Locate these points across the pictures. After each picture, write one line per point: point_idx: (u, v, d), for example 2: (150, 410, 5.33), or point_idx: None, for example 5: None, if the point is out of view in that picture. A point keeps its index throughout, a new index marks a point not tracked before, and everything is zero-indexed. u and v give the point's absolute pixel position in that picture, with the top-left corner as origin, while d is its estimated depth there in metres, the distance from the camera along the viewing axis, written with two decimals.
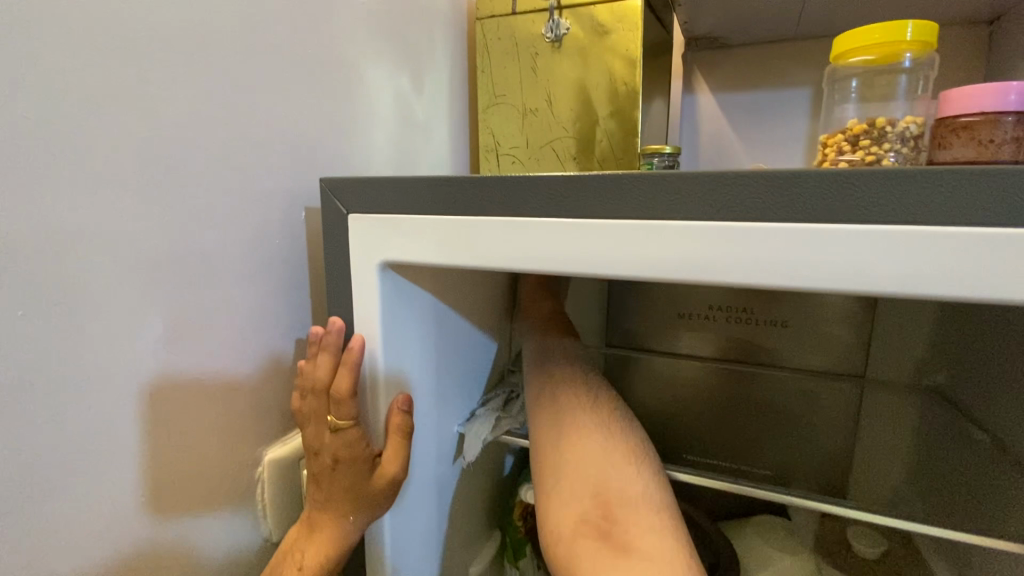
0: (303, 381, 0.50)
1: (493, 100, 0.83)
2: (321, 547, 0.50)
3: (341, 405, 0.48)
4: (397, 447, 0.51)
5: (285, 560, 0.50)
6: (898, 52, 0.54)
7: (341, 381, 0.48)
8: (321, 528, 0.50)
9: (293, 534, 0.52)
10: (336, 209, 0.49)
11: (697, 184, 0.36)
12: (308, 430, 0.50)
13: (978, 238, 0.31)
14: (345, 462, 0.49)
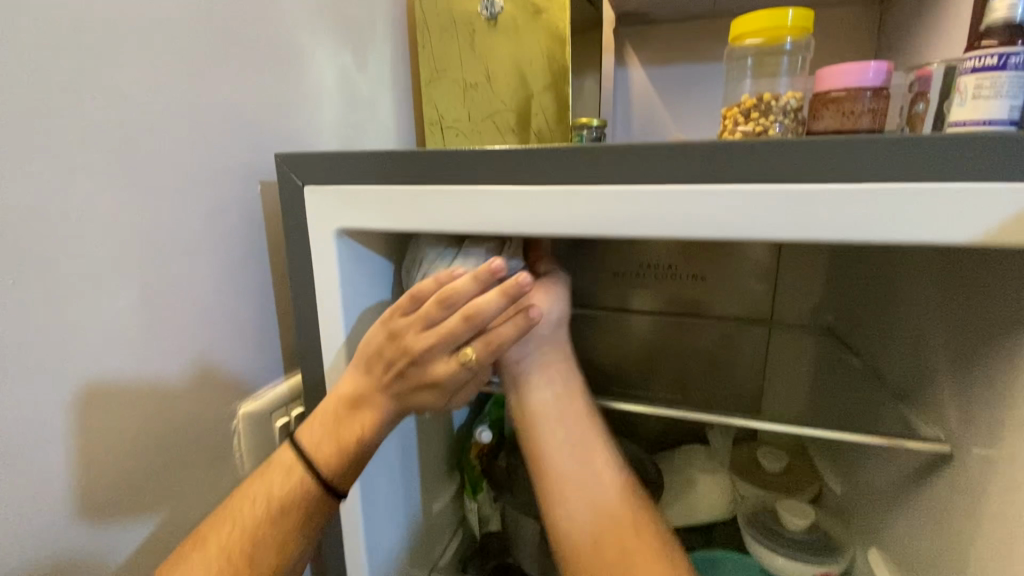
0: (459, 297, 0.47)
1: (435, 75, 0.87)
2: (377, 436, 0.51)
3: (490, 345, 0.49)
4: (469, 389, 0.55)
5: (342, 427, 0.51)
6: (782, 35, 0.63)
7: (504, 328, 0.48)
8: (384, 419, 0.51)
9: (342, 402, 0.51)
10: (292, 182, 0.54)
11: (604, 153, 0.44)
12: (423, 339, 0.48)
13: (811, 191, 0.40)
14: (439, 388, 0.50)
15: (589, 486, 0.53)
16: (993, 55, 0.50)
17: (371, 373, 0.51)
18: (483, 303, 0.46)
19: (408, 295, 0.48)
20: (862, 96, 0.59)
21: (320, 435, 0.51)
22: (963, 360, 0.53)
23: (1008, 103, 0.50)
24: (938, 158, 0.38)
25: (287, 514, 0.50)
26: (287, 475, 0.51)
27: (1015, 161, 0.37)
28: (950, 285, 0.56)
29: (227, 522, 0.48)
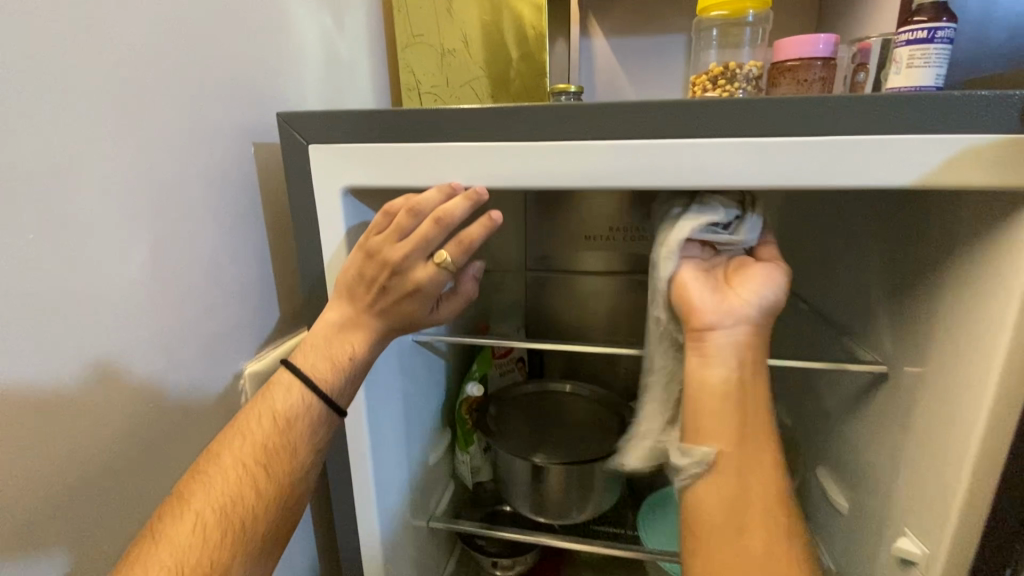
0: (425, 205, 0.49)
1: (411, 39, 0.87)
2: (368, 347, 0.53)
3: (462, 247, 0.51)
4: (454, 298, 0.58)
5: (334, 344, 0.52)
6: (745, 9, 0.69)
7: (474, 228, 0.50)
8: (374, 333, 0.53)
9: (332, 324, 0.53)
10: (294, 141, 0.55)
11: (604, 112, 0.49)
12: (397, 249, 0.50)
13: (785, 144, 0.47)
14: (423, 296, 0.52)
15: (742, 482, 0.48)
16: (922, 29, 0.58)
17: (356, 291, 0.52)
18: (449, 207, 0.48)
19: (380, 212, 0.50)
20: (814, 65, 0.67)
21: (314, 354, 0.51)
22: (902, 293, 0.62)
23: (935, 71, 0.59)
24: (885, 114, 0.45)
25: (295, 425, 0.49)
26: (288, 392, 0.50)
27: (946, 116, 0.44)
28: (887, 230, 0.64)
29: (240, 435, 0.47)
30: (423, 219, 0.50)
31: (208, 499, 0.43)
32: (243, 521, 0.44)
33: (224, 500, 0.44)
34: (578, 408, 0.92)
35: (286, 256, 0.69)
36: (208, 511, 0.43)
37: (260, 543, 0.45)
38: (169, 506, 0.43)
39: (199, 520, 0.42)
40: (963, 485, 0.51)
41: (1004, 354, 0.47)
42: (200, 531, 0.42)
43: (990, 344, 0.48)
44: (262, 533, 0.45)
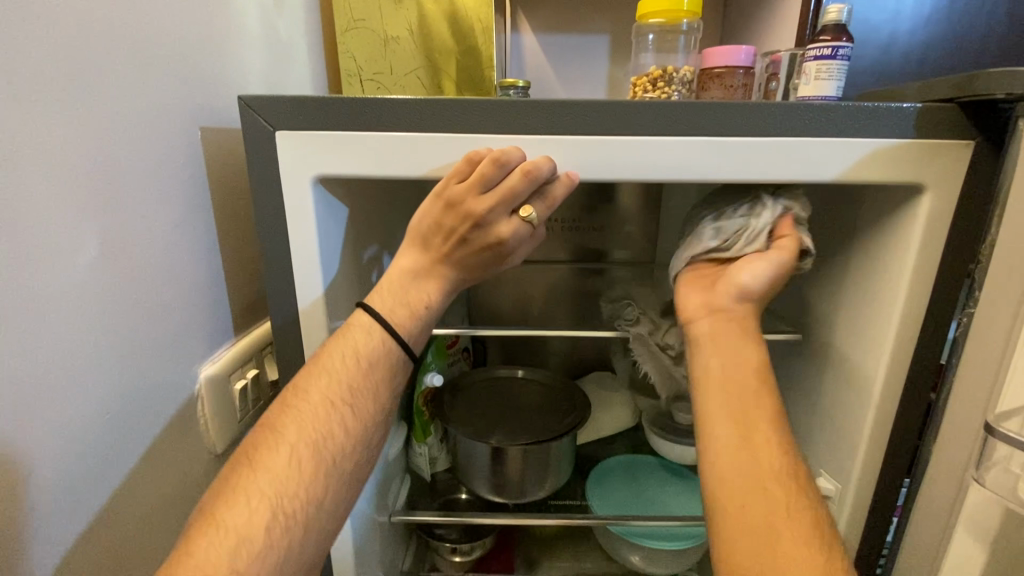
0: (512, 158, 0.50)
1: (352, 23, 0.84)
2: (441, 296, 0.55)
3: (545, 201, 0.54)
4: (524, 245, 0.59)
5: (410, 292, 0.54)
6: (679, 18, 0.76)
7: (558, 186, 0.53)
8: (449, 282, 0.55)
9: (408, 271, 0.55)
10: (258, 126, 0.51)
11: (582, 109, 0.52)
12: (483, 202, 0.51)
13: (736, 143, 0.53)
14: (504, 249, 0.54)
15: (753, 458, 0.46)
16: (827, 47, 0.68)
17: (435, 239, 0.54)
18: (538, 162, 0.50)
19: (464, 160, 0.51)
20: (737, 72, 0.75)
21: (391, 299, 0.54)
22: (814, 273, 0.73)
23: (836, 84, 0.69)
24: (814, 120, 0.53)
25: (376, 367, 0.51)
26: (368, 335, 0.52)
27: (859, 123, 0.53)
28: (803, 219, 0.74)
29: (326, 376, 0.49)
30: (508, 173, 0.51)
31: (301, 433, 0.46)
32: (334, 455, 0.47)
33: (316, 436, 0.47)
34: (529, 390, 0.95)
35: (235, 250, 0.64)
36: (302, 444, 0.46)
37: (350, 478, 0.48)
38: (264, 437, 0.46)
39: (294, 453, 0.45)
40: (868, 427, 0.63)
41: (898, 318, 0.59)
42: (295, 462, 0.45)
43: (887, 311, 0.60)
44: (350, 468, 0.48)
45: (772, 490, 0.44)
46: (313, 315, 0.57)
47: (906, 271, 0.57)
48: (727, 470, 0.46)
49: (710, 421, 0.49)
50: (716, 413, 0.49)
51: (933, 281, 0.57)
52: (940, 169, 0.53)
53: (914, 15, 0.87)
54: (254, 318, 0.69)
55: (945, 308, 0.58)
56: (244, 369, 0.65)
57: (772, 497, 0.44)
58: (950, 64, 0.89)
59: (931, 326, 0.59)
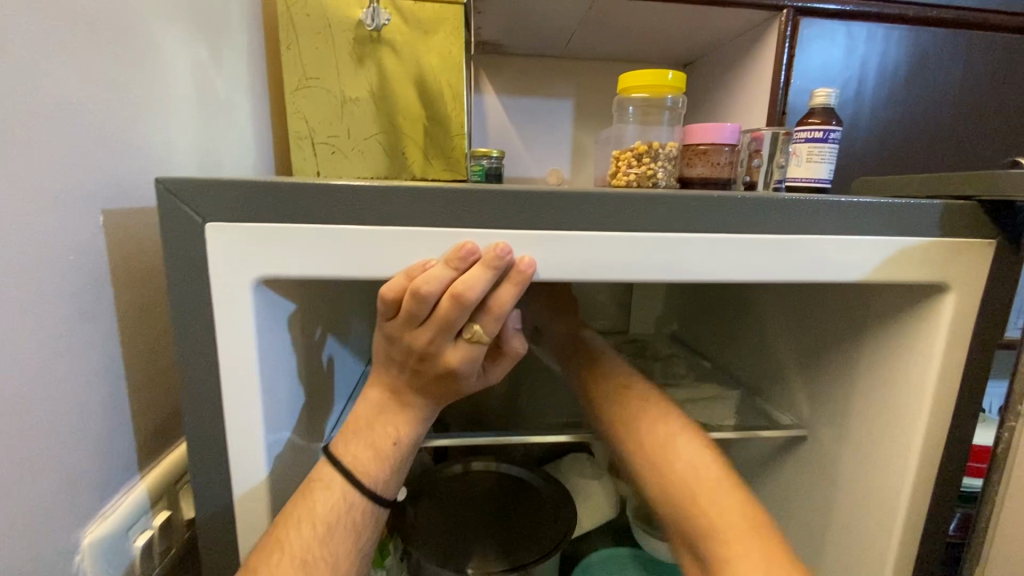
0: (433, 286, 0.39)
1: (303, 81, 0.75)
2: (411, 429, 0.46)
3: (493, 316, 0.42)
4: (503, 360, 0.48)
5: (376, 430, 0.45)
6: (663, 93, 0.72)
7: (503, 292, 0.41)
8: (419, 414, 0.46)
9: (373, 404, 0.45)
10: (182, 217, 0.40)
11: (595, 200, 0.44)
12: (419, 334, 0.42)
13: (759, 240, 0.47)
14: (462, 375, 0.44)
15: (725, 480, 0.51)
16: (817, 130, 0.66)
17: (389, 370, 0.45)
18: (466, 281, 0.39)
19: (381, 298, 0.41)
20: (723, 150, 0.70)
21: (355, 443, 0.44)
22: (819, 366, 0.67)
23: (827, 167, 0.66)
24: (839, 216, 0.48)
25: (335, 531, 0.42)
26: (328, 490, 0.43)
27: (884, 221, 0.48)
28: (802, 305, 0.69)
29: (278, 548, 0.40)
30: (437, 299, 0.40)
31: None
32: None
33: None
34: (500, 489, 0.85)
35: (140, 361, 0.50)
36: None
37: None
38: None
39: None
40: (895, 546, 0.56)
41: (925, 426, 0.53)
42: None
43: (910, 416, 0.54)
44: None
45: (715, 483, 0.50)
46: (247, 452, 0.44)
47: (931, 375, 0.53)
48: (673, 474, 0.52)
49: (680, 448, 0.54)
50: (684, 439, 0.54)
51: (958, 386, 0.53)
52: (963, 269, 0.50)
53: (876, 100, 0.89)
54: (164, 442, 0.54)
55: (970, 414, 0.53)
56: (151, 513, 0.50)
57: (755, 502, 0.50)
58: (911, 143, 0.91)
59: (956, 433, 0.54)
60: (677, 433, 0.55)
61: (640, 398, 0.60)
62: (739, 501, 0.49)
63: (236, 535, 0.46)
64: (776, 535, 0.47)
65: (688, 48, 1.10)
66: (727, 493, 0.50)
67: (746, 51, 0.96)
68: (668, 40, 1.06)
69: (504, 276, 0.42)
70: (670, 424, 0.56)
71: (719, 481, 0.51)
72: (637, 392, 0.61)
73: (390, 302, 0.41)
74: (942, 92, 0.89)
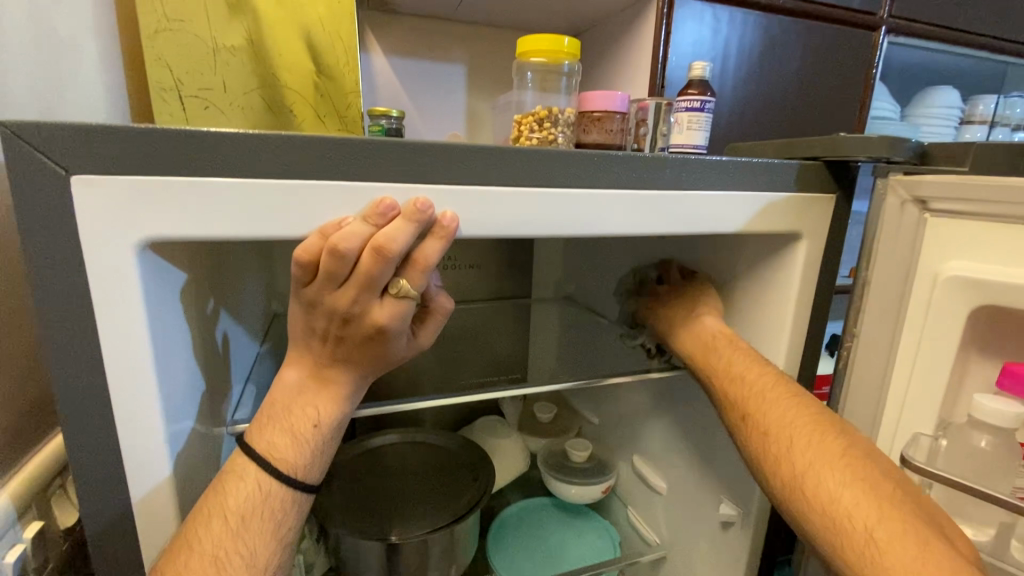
0: (351, 241, 0.38)
1: (165, 22, 0.65)
2: (335, 407, 0.43)
3: (418, 270, 0.41)
4: (429, 320, 0.47)
5: (294, 413, 0.42)
6: (560, 59, 0.74)
7: (427, 246, 0.41)
8: (344, 389, 0.44)
9: (291, 386, 0.43)
10: (40, 169, 0.33)
11: (513, 156, 0.45)
12: (342, 296, 0.40)
13: (658, 195, 0.52)
14: (389, 337, 0.42)
15: (881, 529, 0.42)
16: (696, 100, 0.73)
17: (310, 343, 0.43)
18: (388, 233, 0.38)
19: (295, 262, 0.38)
20: (615, 117, 0.74)
21: (270, 429, 0.41)
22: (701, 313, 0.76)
23: (703, 134, 0.74)
24: (721, 174, 0.54)
25: (252, 524, 0.39)
26: (239, 480, 0.40)
27: (755, 178, 0.56)
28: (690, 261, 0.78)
29: (185, 548, 0.37)
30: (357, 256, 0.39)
31: None
32: None
33: None
34: (413, 459, 0.84)
35: None
36: None
37: None
38: None
39: None
40: None
41: (784, 353, 0.64)
42: None
43: (774, 346, 0.64)
44: None
45: (875, 522, 0.43)
46: (143, 441, 0.39)
47: (789, 309, 0.62)
48: (827, 506, 0.46)
49: (826, 492, 0.46)
50: (828, 476, 0.47)
51: (809, 318, 0.63)
52: (813, 219, 0.59)
53: (736, 77, 1.00)
54: (15, 447, 0.46)
55: (818, 341, 0.65)
56: (20, 524, 0.43)
57: (935, 557, 0.40)
58: (764, 117, 1.04)
59: (807, 356, 0.65)
60: (841, 462, 0.48)
61: (779, 421, 0.53)
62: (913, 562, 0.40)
63: (132, 534, 0.40)
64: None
65: (576, 20, 1.14)
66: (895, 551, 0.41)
67: (629, 25, 1.02)
68: (558, 10, 1.09)
69: (428, 231, 0.41)
70: (817, 461, 0.48)
71: (880, 536, 0.42)
72: (770, 408, 0.54)
73: (306, 265, 0.39)
74: (786, 73, 1.04)
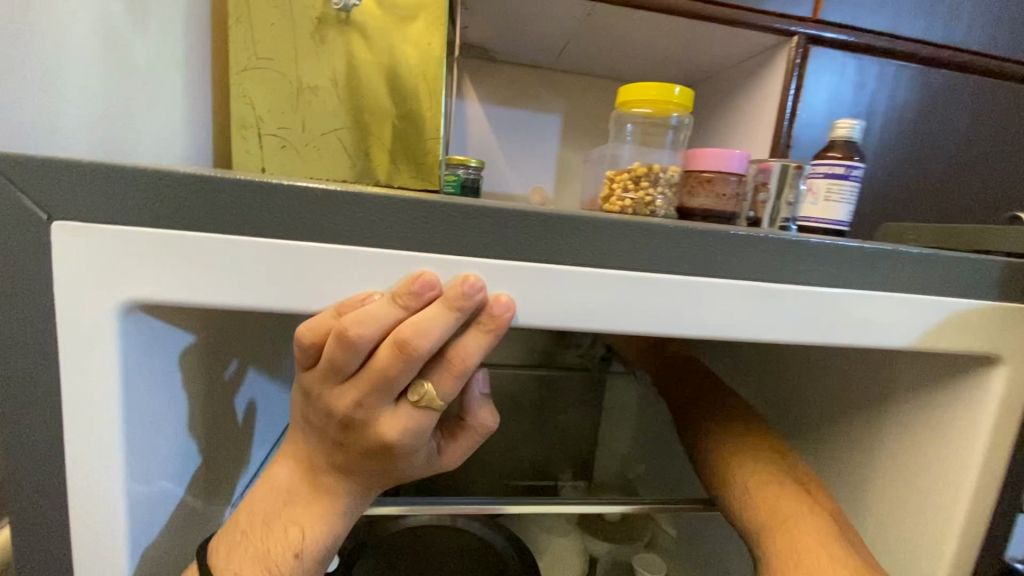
0: (367, 329, 0.29)
1: (255, 61, 0.64)
2: (324, 529, 0.34)
3: (451, 373, 0.31)
4: (461, 435, 0.38)
5: (275, 531, 0.33)
6: (667, 110, 0.64)
7: (467, 342, 0.31)
8: (339, 505, 0.35)
9: (279, 490, 0.34)
10: (19, 212, 0.28)
11: (601, 228, 0.34)
12: (345, 395, 0.31)
13: (794, 292, 0.38)
14: (401, 452, 0.33)
15: None
16: (839, 165, 0.58)
17: (307, 440, 0.34)
18: (417, 324, 0.29)
19: (295, 340, 0.30)
20: (729, 179, 0.61)
21: (241, 551, 0.33)
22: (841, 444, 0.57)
23: (846, 209, 0.58)
24: (884, 269, 0.39)
25: None
26: None
27: (934, 278, 0.40)
28: (823, 374, 0.60)
29: None
30: (373, 347, 0.30)
31: None
32: None
33: None
34: None
35: None
36: None
37: None
38: None
39: None
40: None
41: (961, 522, 0.45)
42: None
43: (946, 509, 0.45)
44: None
45: None
46: (100, 541, 0.32)
47: (974, 462, 0.44)
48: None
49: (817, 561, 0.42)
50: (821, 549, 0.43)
51: (1004, 477, 0.44)
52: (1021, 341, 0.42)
53: (884, 140, 0.83)
54: None
55: (1016, 509, 0.45)
56: None
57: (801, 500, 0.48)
58: (919, 189, 0.85)
59: (998, 530, 0.45)
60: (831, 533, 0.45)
61: (773, 480, 0.50)
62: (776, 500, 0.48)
63: None
64: (807, 523, 0.45)
65: (688, 71, 1.04)
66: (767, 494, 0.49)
67: (750, 77, 0.90)
68: (668, 61, 0.99)
69: (472, 321, 0.32)
70: (726, 428, 0.57)
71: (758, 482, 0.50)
72: (768, 467, 0.51)
73: (307, 348, 0.30)
74: (952, 138, 0.84)
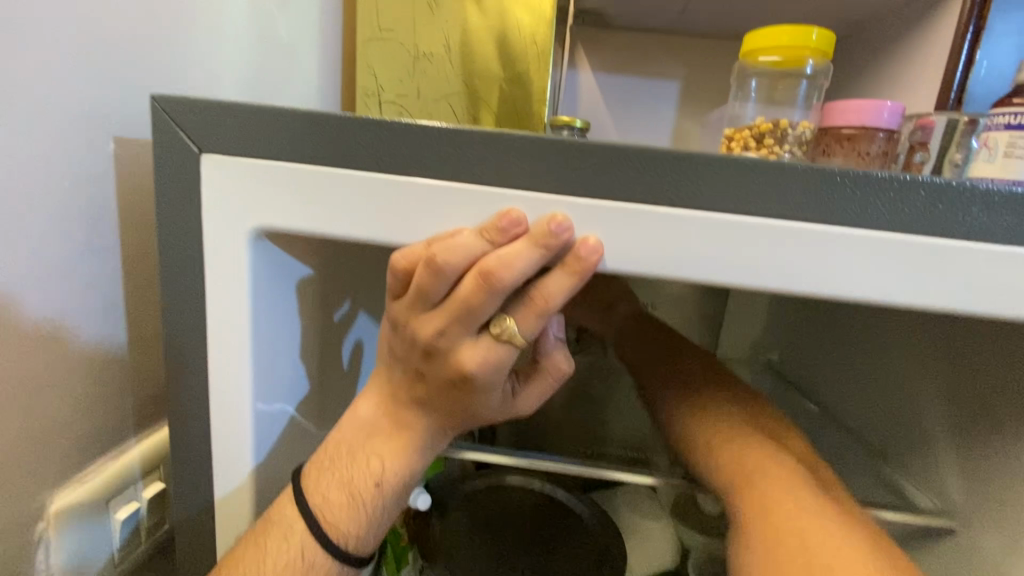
0: (453, 258, 0.30)
1: (377, 33, 0.68)
2: (401, 463, 0.37)
3: (534, 310, 0.31)
4: (537, 378, 0.39)
5: (360, 458, 0.36)
6: (801, 57, 0.56)
7: (550, 282, 0.31)
8: (419, 436, 0.37)
9: (362, 423, 0.37)
10: (177, 145, 0.33)
11: (713, 165, 0.31)
12: (431, 323, 0.32)
13: (955, 249, 0.31)
14: (479, 385, 0.34)
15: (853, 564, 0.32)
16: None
17: (393, 371, 0.37)
18: (504, 257, 0.30)
19: (391, 269, 0.32)
20: (877, 136, 0.51)
21: (326, 479, 0.37)
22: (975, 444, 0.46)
23: None
24: None
25: None
26: (284, 541, 0.36)
27: None
28: (960, 359, 0.49)
29: None
30: (458, 278, 0.31)
31: None
32: None
33: None
34: None
35: (136, 314, 0.46)
36: None
37: None
38: None
39: None
40: None
41: None
42: None
43: None
44: None
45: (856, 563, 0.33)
46: (231, 440, 0.37)
47: None
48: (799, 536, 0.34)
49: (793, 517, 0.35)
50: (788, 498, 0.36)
51: None
52: None
53: None
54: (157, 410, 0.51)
55: None
56: (143, 482, 0.48)
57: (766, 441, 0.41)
58: None
59: None
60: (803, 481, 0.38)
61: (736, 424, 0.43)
62: (738, 452, 0.40)
63: (214, 534, 0.39)
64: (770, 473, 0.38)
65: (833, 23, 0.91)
66: (736, 460, 0.40)
67: (915, 22, 0.76)
68: (808, 13, 0.88)
69: (557, 261, 0.32)
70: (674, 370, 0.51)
71: (723, 444, 0.41)
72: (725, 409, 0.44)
73: (400, 278, 0.32)
74: None
